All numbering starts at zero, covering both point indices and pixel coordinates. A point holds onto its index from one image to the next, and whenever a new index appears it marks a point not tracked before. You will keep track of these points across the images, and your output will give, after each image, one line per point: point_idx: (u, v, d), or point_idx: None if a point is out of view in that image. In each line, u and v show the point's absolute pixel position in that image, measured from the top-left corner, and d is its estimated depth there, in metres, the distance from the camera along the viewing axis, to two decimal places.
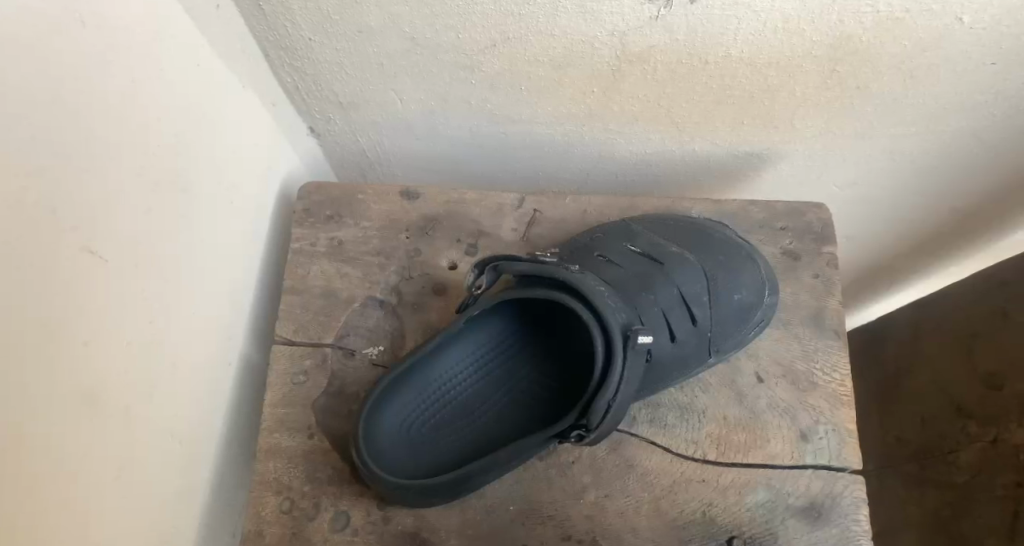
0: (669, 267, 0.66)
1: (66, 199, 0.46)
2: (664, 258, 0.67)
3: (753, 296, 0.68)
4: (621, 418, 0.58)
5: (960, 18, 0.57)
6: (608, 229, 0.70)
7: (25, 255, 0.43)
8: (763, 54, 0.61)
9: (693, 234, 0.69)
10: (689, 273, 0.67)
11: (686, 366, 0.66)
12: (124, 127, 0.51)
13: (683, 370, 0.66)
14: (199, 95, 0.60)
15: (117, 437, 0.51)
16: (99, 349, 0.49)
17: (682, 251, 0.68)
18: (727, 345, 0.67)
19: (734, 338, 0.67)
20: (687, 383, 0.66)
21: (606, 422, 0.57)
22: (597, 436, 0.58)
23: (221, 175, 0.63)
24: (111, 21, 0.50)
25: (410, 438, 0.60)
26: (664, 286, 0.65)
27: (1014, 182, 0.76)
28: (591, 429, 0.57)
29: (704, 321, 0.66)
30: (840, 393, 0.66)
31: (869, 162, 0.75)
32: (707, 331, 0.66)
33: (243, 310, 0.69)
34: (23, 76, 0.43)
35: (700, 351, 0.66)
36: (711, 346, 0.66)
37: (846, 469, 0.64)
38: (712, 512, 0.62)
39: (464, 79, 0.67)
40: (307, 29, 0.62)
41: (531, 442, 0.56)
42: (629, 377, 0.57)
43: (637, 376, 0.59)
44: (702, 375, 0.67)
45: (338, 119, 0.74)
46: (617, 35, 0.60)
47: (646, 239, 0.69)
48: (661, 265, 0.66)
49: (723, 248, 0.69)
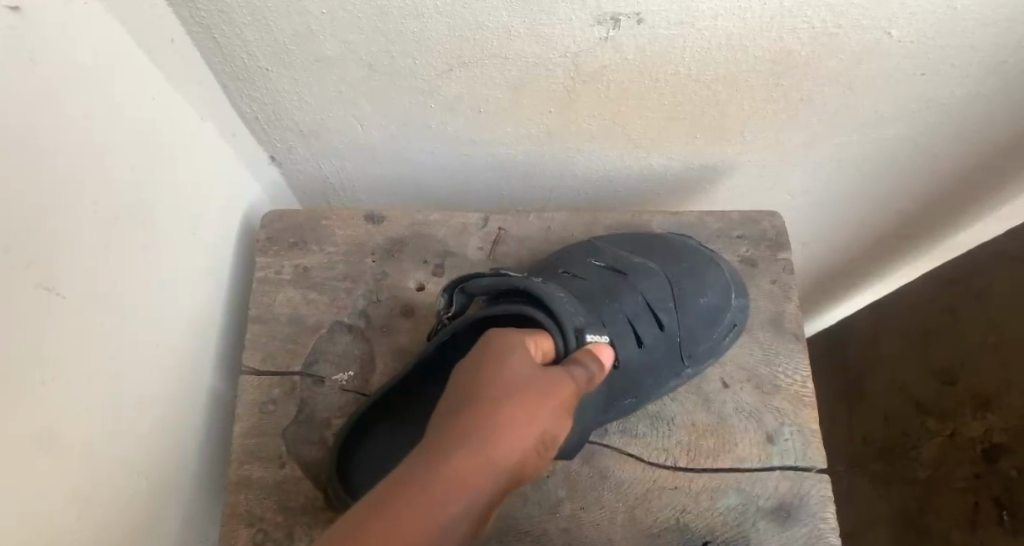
0: (632, 278, 0.68)
1: (22, 239, 0.45)
2: (626, 269, 0.69)
3: (720, 303, 0.69)
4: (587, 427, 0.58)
5: (888, 32, 0.60)
6: (567, 248, 0.71)
7: None
8: (710, 70, 0.63)
9: (657, 244, 0.71)
10: (652, 281, 0.68)
11: (658, 372, 0.66)
12: (78, 165, 0.50)
13: (656, 375, 0.66)
14: (150, 134, 0.59)
15: (81, 480, 0.50)
16: (58, 390, 0.48)
17: (645, 260, 0.70)
18: (697, 349, 0.68)
19: (703, 342, 0.68)
20: (665, 397, 0.67)
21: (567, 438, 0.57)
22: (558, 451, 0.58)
23: (179, 206, 0.63)
24: (65, 58, 0.50)
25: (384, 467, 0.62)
26: (628, 295, 0.67)
27: (954, 187, 0.80)
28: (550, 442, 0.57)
29: (671, 327, 0.67)
30: (802, 394, 0.68)
31: (819, 170, 0.78)
32: (675, 337, 0.67)
33: (207, 341, 0.68)
34: None
35: (670, 355, 0.67)
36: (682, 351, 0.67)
37: (812, 468, 0.65)
38: (686, 518, 0.63)
39: (421, 104, 0.68)
40: (262, 59, 0.63)
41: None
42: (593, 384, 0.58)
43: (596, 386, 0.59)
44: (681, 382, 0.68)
45: (298, 148, 0.75)
46: (570, 56, 0.62)
47: (610, 252, 0.70)
48: (624, 276, 0.68)
49: (687, 260, 0.70)
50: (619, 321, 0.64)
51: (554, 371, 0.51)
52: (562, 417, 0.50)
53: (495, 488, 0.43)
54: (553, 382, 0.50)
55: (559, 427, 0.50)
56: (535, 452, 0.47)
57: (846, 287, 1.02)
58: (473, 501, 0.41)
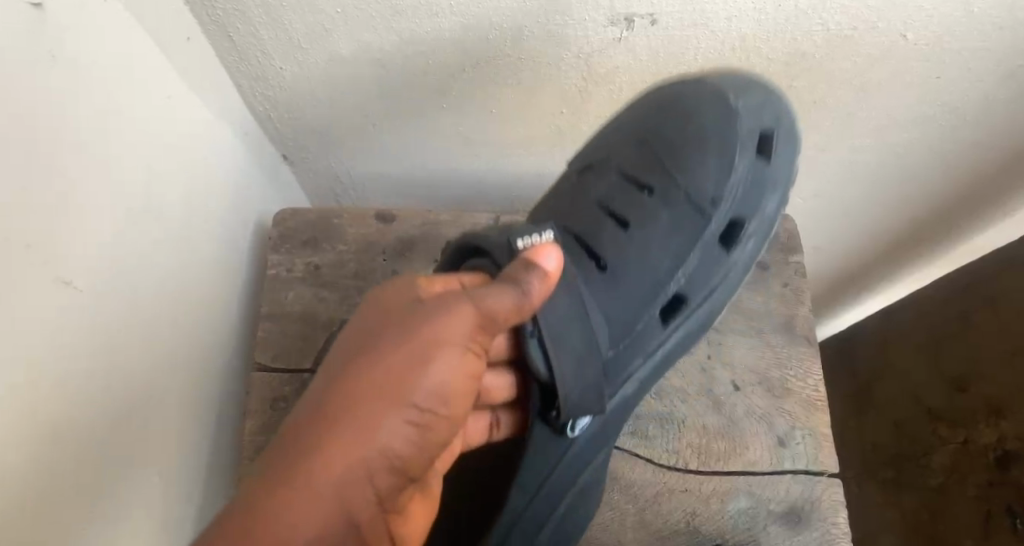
0: (609, 201, 0.65)
1: (42, 236, 0.45)
2: (608, 197, 0.65)
3: (716, 167, 0.63)
4: (579, 358, 0.54)
5: (903, 35, 0.59)
6: (577, 156, 0.69)
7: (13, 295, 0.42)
8: (723, 72, 0.63)
9: (633, 114, 0.66)
10: (631, 195, 0.65)
11: (678, 266, 0.62)
12: (93, 162, 0.50)
13: (676, 267, 0.62)
14: (165, 131, 0.59)
15: (94, 474, 0.50)
16: (73, 386, 0.48)
17: (624, 171, 0.66)
18: (721, 222, 0.63)
19: (721, 209, 0.63)
20: (716, 290, 0.64)
21: (571, 378, 0.53)
22: (580, 402, 0.53)
23: (193, 204, 0.63)
24: (83, 56, 0.50)
25: (462, 487, 0.61)
26: (606, 219, 0.63)
27: (964, 197, 0.79)
28: (563, 393, 0.53)
29: (671, 219, 0.63)
30: (813, 398, 0.68)
31: (831, 173, 0.78)
32: (686, 229, 0.63)
33: (219, 338, 0.68)
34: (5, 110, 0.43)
35: (688, 247, 0.63)
36: (706, 236, 0.63)
37: (823, 472, 0.65)
38: (696, 521, 0.63)
39: (434, 103, 0.68)
40: (276, 57, 0.63)
41: (545, 435, 0.54)
42: (553, 309, 0.53)
43: (575, 311, 0.55)
44: (730, 272, 0.64)
45: (310, 146, 0.75)
46: (583, 57, 0.62)
47: (602, 177, 0.66)
48: (602, 204, 0.65)
49: (676, 139, 0.65)
50: (624, 254, 0.62)
51: (443, 313, 0.44)
52: (455, 370, 0.44)
53: (357, 479, 0.39)
54: (434, 330, 0.43)
55: (452, 387, 0.45)
56: (410, 439, 0.42)
57: (857, 291, 1.00)
58: (322, 532, 0.37)
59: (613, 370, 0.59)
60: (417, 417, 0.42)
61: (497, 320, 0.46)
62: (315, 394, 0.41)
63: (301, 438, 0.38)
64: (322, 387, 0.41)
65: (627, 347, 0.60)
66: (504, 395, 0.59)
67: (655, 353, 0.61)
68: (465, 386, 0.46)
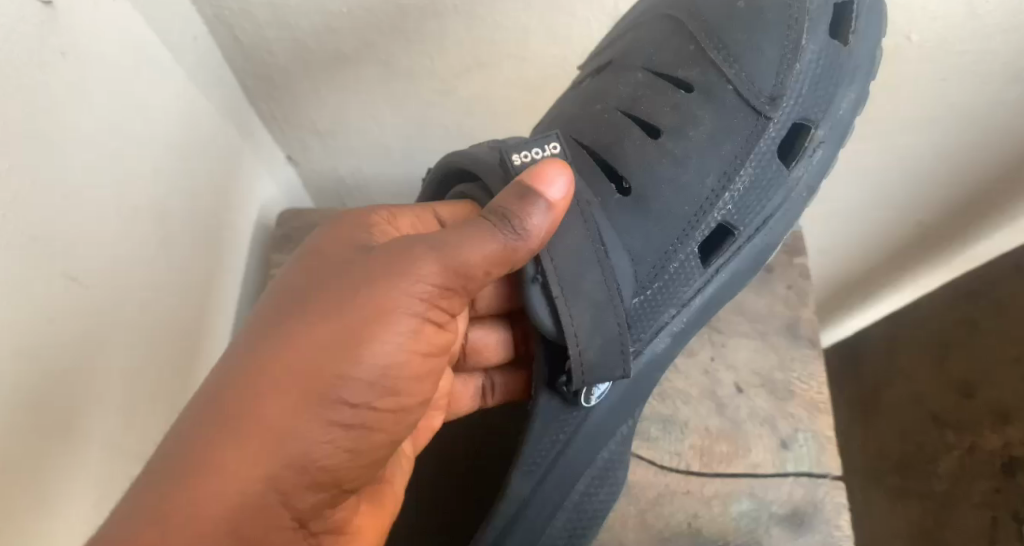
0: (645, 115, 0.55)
1: (50, 230, 0.46)
2: (638, 109, 0.55)
3: (777, 56, 0.53)
4: (593, 314, 0.48)
5: (908, 37, 0.60)
6: (595, 53, 0.60)
7: (18, 287, 0.43)
8: None
9: (668, 28, 0.57)
10: (667, 106, 0.54)
11: (721, 197, 0.53)
12: (102, 159, 0.51)
13: (716, 201, 0.53)
14: (173, 130, 0.60)
15: (94, 468, 0.50)
16: (75, 379, 0.48)
17: (657, 81, 0.56)
18: (781, 128, 0.53)
19: (781, 111, 0.53)
20: (772, 218, 0.54)
21: (587, 338, 0.47)
22: (597, 365, 0.48)
23: (198, 202, 0.63)
24: (93, 54, 0.51)
25: (451, 460, 0.60)
26: (638, 138, 0.54)
27: (968, 206, 0.79)
28: (578, 354, 0.47)
29: (715, 137, 0.53)
30: (817, 401, 0.67)
31: (837, 177, 0.78)
32: (735, 151, 0.53)
33: (221, 336, 0.69)
34: (16, 104, 0.43)
35: (731, 168, 0.53)
36: (764, 143, 0.53)
37: (827, 475, 0.64)
38: (698, 523, 0.62)
39: (439, 104, 0.69)
40: (282, 58, 0.64)
41: (553, 407, 0.49)
42: (562, 258, 0.47)
43: (589, 252, 0.49)
44: (791, 192, 0.54)
45: (315, 146, 0.75)
46: None
47: (628, 85, 0.56)
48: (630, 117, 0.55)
49: (719, 23, 0.55)
50: (654, 161, 0.53)
51: (396, 273, 0.40)
52: (406, 348, 0.41)
53: (278, 459, 0.36)
54: (384, 296, 0.39)
55: (400, 372, 0.41)
56: (341, 438, 0.39)
57: (869, 285, 0.96)
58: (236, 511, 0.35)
59: (638, 322, 0.52)
60: (359, 393, 0.39)
61: (473, 275, 0.41)
62: (238, 372, 0.37)
63: (220, 410, 0.36)
64: (245, 356, 0.38)
65: (659, 291, 0.52)
66: (496, 351, 0.58)
67: (690, 301, 0.54)
68: (417, 366, 0.42)
